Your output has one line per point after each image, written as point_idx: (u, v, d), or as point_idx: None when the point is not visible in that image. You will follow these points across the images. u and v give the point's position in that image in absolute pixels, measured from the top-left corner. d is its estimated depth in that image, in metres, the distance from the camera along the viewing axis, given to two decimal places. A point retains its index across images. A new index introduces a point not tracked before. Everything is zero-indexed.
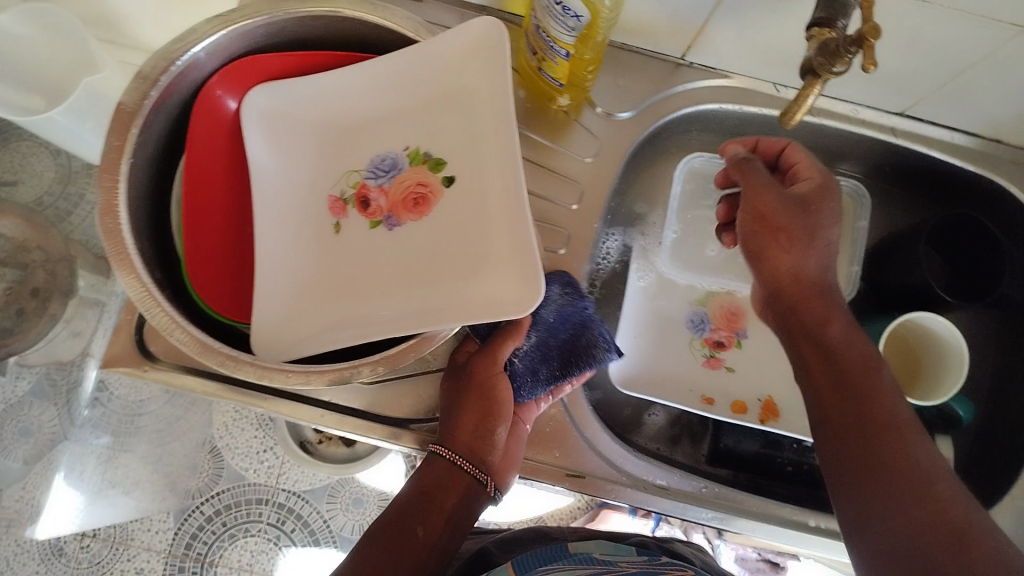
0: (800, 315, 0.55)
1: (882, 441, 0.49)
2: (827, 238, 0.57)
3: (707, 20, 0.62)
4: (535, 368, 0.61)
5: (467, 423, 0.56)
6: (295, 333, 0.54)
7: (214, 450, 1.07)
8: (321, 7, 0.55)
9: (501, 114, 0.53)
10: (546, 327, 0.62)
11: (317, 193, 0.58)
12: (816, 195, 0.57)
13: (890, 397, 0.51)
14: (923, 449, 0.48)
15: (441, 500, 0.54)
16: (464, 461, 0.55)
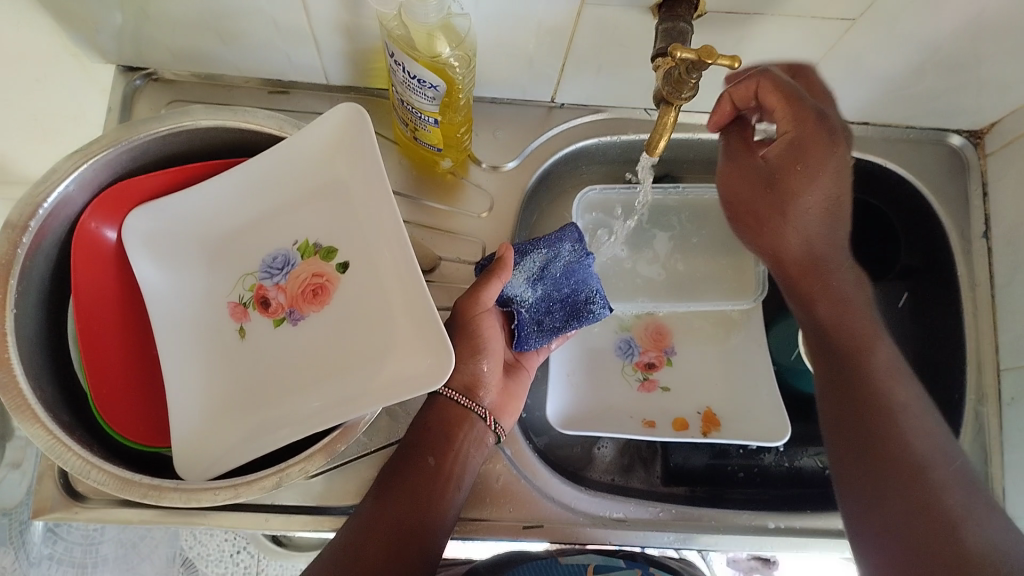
0: (813, 283, 0.61)
1: (885, 429, 0.54)
2: (807, 204, 0.57)
3: (566, 62, 0.64)
4: (540, 319, 0.64)
5: (462, 361, 0.60)
6: (216, 448, 0.53)
7: (186, 562, 0.99)
8: (181, 123, 0.56)
9: (376, 191, 0.54)
10: (552, 282, 0.64)
11: (215, 303, 0.57)
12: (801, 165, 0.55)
13: (893, 374, 0.57)
14: (926, 438, 0.53)
15: (451, 435, 0.58)
16: (463, 397, 0.60)
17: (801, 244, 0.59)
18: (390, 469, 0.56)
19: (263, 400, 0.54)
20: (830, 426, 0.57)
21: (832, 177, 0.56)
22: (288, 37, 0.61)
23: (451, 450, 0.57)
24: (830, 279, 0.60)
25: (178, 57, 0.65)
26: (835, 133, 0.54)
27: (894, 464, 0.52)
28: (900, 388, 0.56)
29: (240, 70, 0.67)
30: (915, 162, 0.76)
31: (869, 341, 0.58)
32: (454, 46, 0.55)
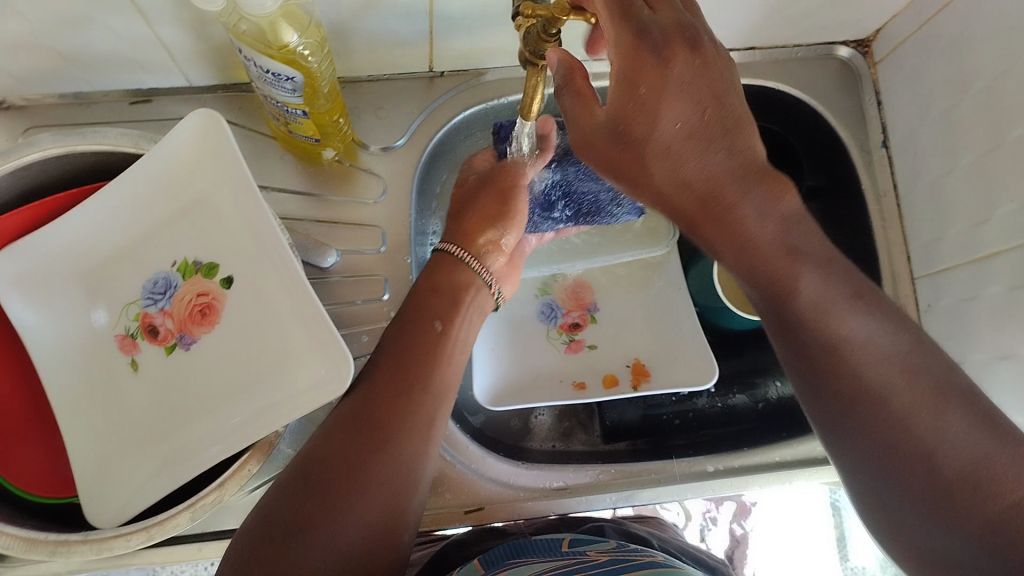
0: (716, 228, 0.47)
1: (833, 370, 0.46)
2: (662, 137, 0.44)
3: (434, 29, 0.62)
4: (551, 203, 0.67)
5: (489, 225, 0.63)
6: (124, 488, 0.50)
7: None
8: (27, 155, 0.52)
9: (248, 201, 0.51)
10: (573, 171, 0.66)
11: (101, 339, 0.54)
12: (631, 88, 0.44)
13: (829, 307, 0.46)
14: (888, 363, 0.44)
15: (456, 296, 0.58)
16: (471, 258, 0.61)
17: (685, 177, 0.45)
18: (390, 338, 0.54)
19: (165, 431, 0.52)
20: (801, 384, 0.49)
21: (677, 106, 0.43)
22: (135, 45, 0.57)
23: (455, 331, 0.56)
24: (734, 202, 0.45)
25: (26, 82, 0.61)
26: (687, 31, 0.44)
27: (852, 403, 0.45)
28: (841, 324, 0.46)
29: (95, 85, 0.63)
30: (807, 81, 0.76)
31: (793, 271, 0.46)
32: (301, 34, 0.51)
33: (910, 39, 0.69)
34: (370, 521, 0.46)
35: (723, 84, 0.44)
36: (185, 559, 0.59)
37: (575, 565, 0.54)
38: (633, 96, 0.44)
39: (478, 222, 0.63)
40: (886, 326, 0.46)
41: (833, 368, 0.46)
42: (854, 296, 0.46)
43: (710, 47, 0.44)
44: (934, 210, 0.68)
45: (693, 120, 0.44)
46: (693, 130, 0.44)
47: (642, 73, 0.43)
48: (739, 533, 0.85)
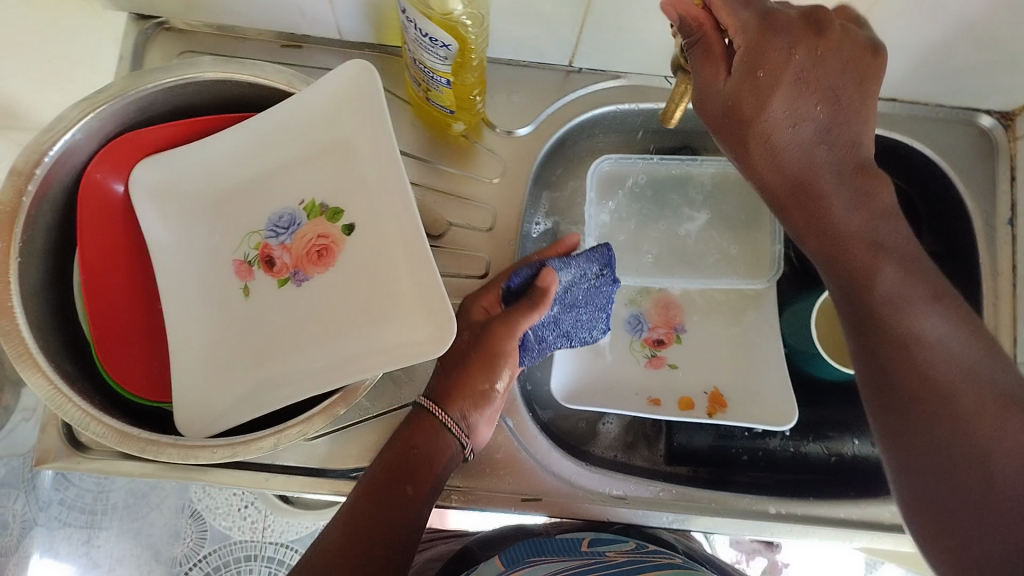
0: (803, 213, 0.50)
1: (896, 357, 0.48)
2: (769, 122, 0.47)
3: (584, 25, 0.63)
4: (546, 337, 0.63)
5: (468, 386, 0.57)
6: (219, 404, 0.53)
7: (194, 514, 1.03)
8: (188, 75, 0.55)
9: (386, 156, 0.53)
10: (569, 302, 0.62)
11: (220, 261, 0.56)
12: (745, 83, 0.46)
13: (901, 303, 0.49)
14: (946, 364, 0.47)
15: (431, 457, 0.55)
16: (453, 423, 0.56)
17: (785, 159, 0.48)
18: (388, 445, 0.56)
19: (264, 356, 0.54)
20: (863, 369, 0.51)
21: (798, 87, 0.46)
22: None
23: (433, 476, 0.54)
24: (833, 199, 0.49)
25: (190, 7, 0.64)
26: (817, 20, 0.46)
27: (908, 393, 0.48)
28: (915, 320, 0.48)
29: (253, 22, 0.66)
30: (943, 142, 0.74)
31: (875, 261, 0.49)
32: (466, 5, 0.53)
33: None
34: None
35: (848, 77, 0.46)
36: (250, 487, 0.61)
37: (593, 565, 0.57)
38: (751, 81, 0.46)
39: (463, 382, 0.57)
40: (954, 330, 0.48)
41: (895, 359, 0.49)
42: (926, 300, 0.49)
43: (835, 29, 0.47)
44: None
45: (811, 112, 0.47)
46: (800, 120, 0.47)
47: (766, 53, 0.45)
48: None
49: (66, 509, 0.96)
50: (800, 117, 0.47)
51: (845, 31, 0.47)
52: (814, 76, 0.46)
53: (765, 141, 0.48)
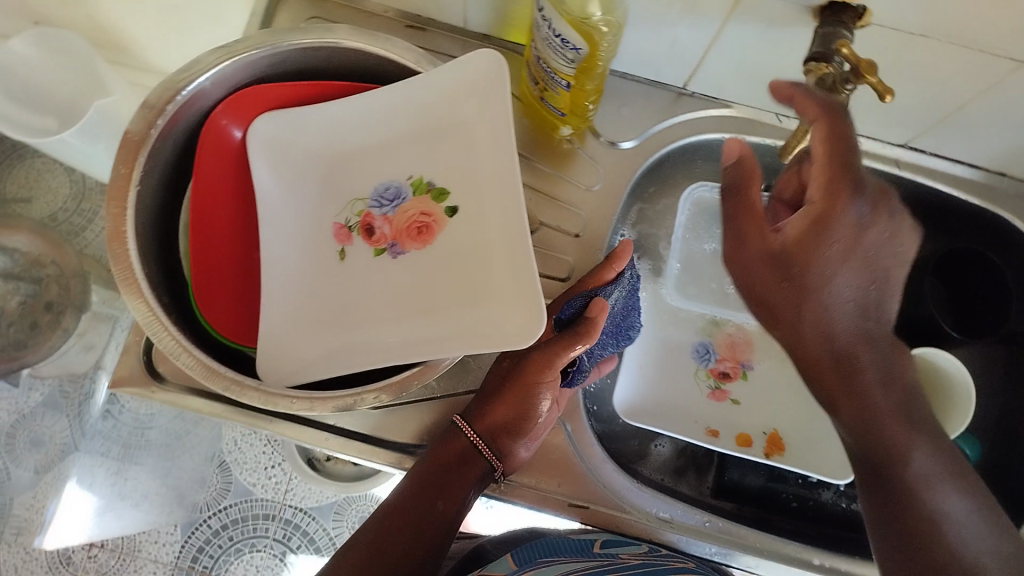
0: (841, 388, 0.53)
1: (918, 528, 0.49)
2: (830, 298, 0.52)
3: (708, 52, 0.63)
4: (594, 350, 0.62)
5: (502, 415, 0.56)
6: (300, 359, 0.54)
7: (223, 465, 1.10)
8: (323, 39, 0.56)
9: (502, 147, 0.54)
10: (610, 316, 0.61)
11: (322, 221, 0.58)
12: (801, 241, 0.52)
13: (931, 482, 0.50)
14: (971, 540, 0.48)
15: (461, 476, 0.55)
16: (485, 447, 0.56)
17: (832, 331, 0.52)
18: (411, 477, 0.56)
19: (351, 319, 0.55)
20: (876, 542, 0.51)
21: (848, 261, 0.52)
22: None
23: (463, 496, 0.55)
24: (867, 368, 0.52)
25: None
26: (888, 195, 0.52)
27: (929, 565, 0.48)
28: (940, 497, 0.50)
29: None
30: None
31: (906, 438, 0.51)
32: (604, 12, 0.54)
33: None
34: None
35: (896, 265, 0.53)
36: (310, 443, 0.62)
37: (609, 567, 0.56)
38: (816, 246, 0.51)
39: (498, 408, 0.56)
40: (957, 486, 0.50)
41: (918, 529, 0.49)
42: (929, 452, 0.51)
43: (899, 216, 0.53)
44: None
45: (852, 290, 0.52)
46: (853, 297, 0.52)
47: (834, 228, 0.51)
48: None
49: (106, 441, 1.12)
50: (845, 283, 0.52)
51: (906, 221, 0.54)
52: (867, 255, 0.52)
53: (817, 308, 0.52)
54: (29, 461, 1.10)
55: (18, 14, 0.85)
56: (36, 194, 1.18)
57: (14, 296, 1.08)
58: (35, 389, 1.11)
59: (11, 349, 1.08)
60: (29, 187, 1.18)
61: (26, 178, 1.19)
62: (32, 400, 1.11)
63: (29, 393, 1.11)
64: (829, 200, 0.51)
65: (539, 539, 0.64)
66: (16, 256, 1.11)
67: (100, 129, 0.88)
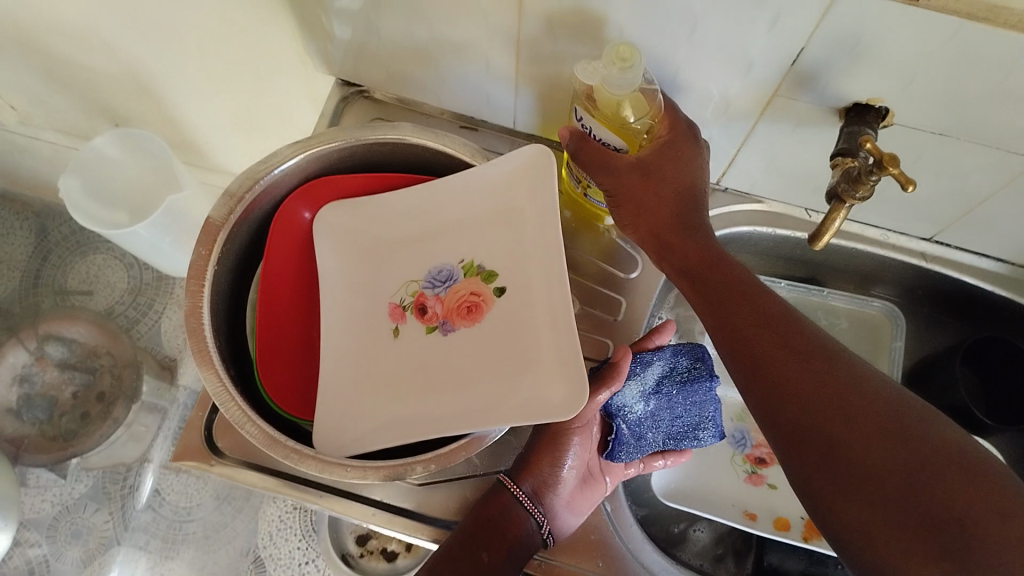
0: (705, 277, 0.54)
1: (812, 385, 0.47)
2: (680, 188, 0.55)
3: (739, 151, 0.67)
4: (642, 434, 0.62)
5: (540, 465, 0.58)
6: (353, 430, 0.57)
7: (257, 559, 1.09)
8: (389, 134, 0.62)
9: (549, 233, 0.58)
10: (666, 399, 0.62)
11: (378, 301, 0.62)
12: (656, 153, 0.56)
13: (812, 343, 0.49)
14: (867, 385, 0.46)
15: (505, 529, 0.57)
16: (526, 498, 0.57)
17: (684, 221, 0.55)
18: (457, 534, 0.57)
19: (404, 393, 0.58)
20: (779, 426, 0.48)
21: (685, 158, 0.55)
22: (494, 81, 0.66)
23: (507, 548, 0.56)
24: (717, 251, 0.54)
25: (389, 80, 0.72)
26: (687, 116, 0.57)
27: (839, 414, 0.45)
28: (831, 352, 0.48)
29: (440, 102, 0.73)
30: None
31: (773, 315, 0.51)
32: (640, 115, 0.56)
33: None
34: None
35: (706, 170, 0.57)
36: (358, 518, 0.64)
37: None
38: (664, 153, 0.56)
39: (537, 461, 0.59)
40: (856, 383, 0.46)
41: (812, 394, 0.46)
42: (813, 358, 0.48)
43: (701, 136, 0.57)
44: None
45: (697, 165, 0.56)
46: (695, 189, 0.56)
47: (678, 150, 0.55)
48: None
49: (148, 534, 1.12)
50: (692, 170, 0.56)
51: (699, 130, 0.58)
52: (694, 160, 0.56)
53: (668, 195, 0.55)
54: (70, 554, 1.10)
55: (101, 116, 0.93)
56: (96, 288, 1.25)
57: (69, 386, 1.17)
58: (81, 480, 1.14)
59: (62, 438, 1.14)
60: (92, 280, 1.26)
61: (88, 272, 1.26)
62: (77, 491, 1.13)
63: (75, 484, 1.14)
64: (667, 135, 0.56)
65: None
66: (73, 346, 1.17)
67: (167, 221, 0.94)
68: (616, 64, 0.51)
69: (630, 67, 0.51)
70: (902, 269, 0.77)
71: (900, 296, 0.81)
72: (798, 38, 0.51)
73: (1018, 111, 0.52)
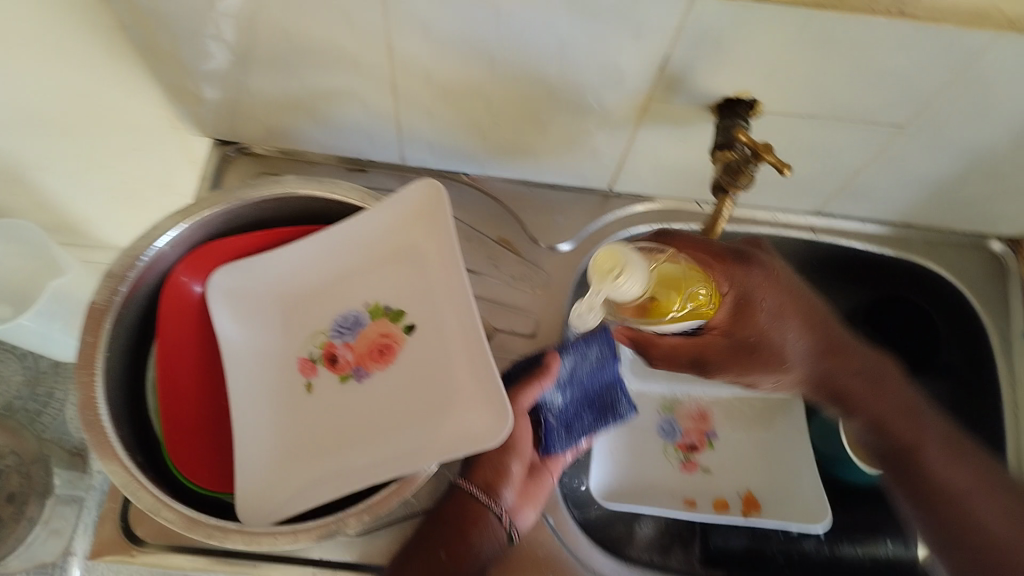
0: (847, 394, 0.68)
1: (960, 514, 0.62)
2: (784, 339, 0.63)
3: (625, 155, 0.68)
4: (570, 423, 0.64)
5: (486, 460, 0.61)
6: (277, 496, 0.55)
7: None
8: (275, 189, 0.60)
9: (450, 265, 0.58)
10: (580, 386, 0.63)
11: (287, 359, 0.61)
12: (734, 325, 0.58)
13: (950, 466, 0.63)
14: (969, 477, 0.62)
15: (464, 527, 0.58)
16: (480, 493, 0.59)
17: (807, 353, 0.64)
18: (416, 541, 0.59)
19: (327, 448, 0.57)
20: (926, 520, 0.64)
21: (778, 315, 0.61)
22: (373, 120, 0.66)
23: (467, 544, 0.57)
24: (863, 366, 0.67)
25: (269, 134, 0.70)
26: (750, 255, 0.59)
27: (969, 538, 0.61)
28: (955, 478, 0.63)
29: (323, 148, 0.72)
30: (956, 264, 0.78)
31: (922, 441, 0.65)
32: (681, 295, 0.49)
33: None
34: None
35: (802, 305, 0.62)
36: None
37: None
38: (739, 310, 0.58)
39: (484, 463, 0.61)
40: (977, 463, 0.64)
41: (964, 525, 0.61)
42: (951, 444, 0.65)
43: (766, 261, 0.60)
44: None
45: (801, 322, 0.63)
46: (816, 334, 0.64)
47: (748, 311, 0.58)
48: None
49: None
50: (761, 304, 0.59)
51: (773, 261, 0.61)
52: (797, 306, 0.62)
53: (751, 349, 0.61)
54: None
55: None
56: None
57: None
58: None
59: None
60: None
61: None
62: None
63: None
64: (738, 287, 0.58)
65: None
66: None
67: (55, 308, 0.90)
68: (606, 277, 0.44)
69: (621, 272, 0.43)
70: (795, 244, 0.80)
71: None
72: (661, 44, 0.52)
73: (873, 86, 0.55)
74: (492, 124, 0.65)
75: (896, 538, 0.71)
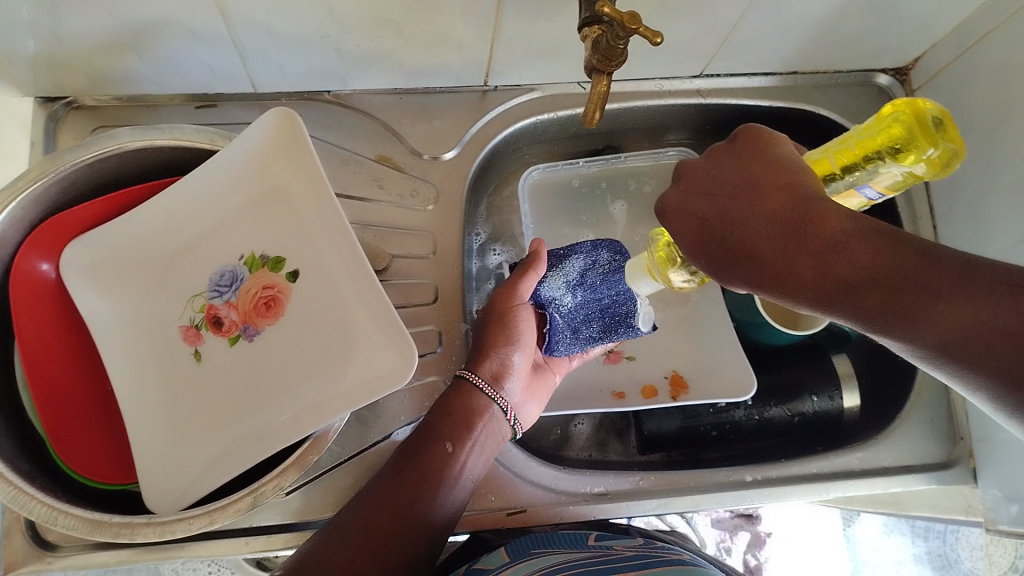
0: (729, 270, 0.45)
1: (901, 316, 0.35)
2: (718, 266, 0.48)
3: (493, 45, 0.63)
4: (576, 327, 0.63)
5: (493, 349, 0.58)
6: (186, 475, 0.52)
7: None
8: (108, 147, 0.54)
9: (322, 200, 0.54)
10: (592, 291, 0.62)
11: (166, 329, 0.56)
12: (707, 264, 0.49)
13: (858, 256, 0.37)
14: (863, 256, 0.37)
15: (466, 422, 0.55)
16: (487, 385, 0.57)
17: None
18: (412, 437, 0.55)
19: (230, 417, 0.54)
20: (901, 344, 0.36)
21: (703, 226, 0.46)
22: (208, 50, 0.59)
23: (470, 440, 0.55)
24: None
25: (96, 82, 0.62)
26: (680, 171, 0.51)
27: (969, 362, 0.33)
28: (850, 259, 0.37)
29: (162, 88, 0.65)
30: (846, 105, 0.76)
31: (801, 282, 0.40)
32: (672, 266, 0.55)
33: (950, 66, 0.70)
34: (390, 562, 0.49)
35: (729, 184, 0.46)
36: (233, 553, 0.58)
37: (600, 560, 0.54)
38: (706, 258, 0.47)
39: (489, 349, 0.58)
40: (871, 241, 0.37)
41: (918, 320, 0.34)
42: (833, 218, 0.39)
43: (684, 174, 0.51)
44: (972, 233, 0.68)
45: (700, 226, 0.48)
46: None
47: None
48: (752, 562, 0.93)
49: None
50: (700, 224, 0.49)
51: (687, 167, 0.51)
52: (698, 205, 0.47)
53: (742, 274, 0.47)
54: None
55: None
56: None
57: None
58: None
59: None
60: None
61: None
62: None
63: None
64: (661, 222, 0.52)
65: (522, 536, 0.59)
66: None
67: None
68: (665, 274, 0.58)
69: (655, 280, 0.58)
70: (685, 111, 0.77)
71: (692, 137, 0.81)
72: None
73: None
74: (340, 35, 0.59)
75: (822, 393, 0.70)
